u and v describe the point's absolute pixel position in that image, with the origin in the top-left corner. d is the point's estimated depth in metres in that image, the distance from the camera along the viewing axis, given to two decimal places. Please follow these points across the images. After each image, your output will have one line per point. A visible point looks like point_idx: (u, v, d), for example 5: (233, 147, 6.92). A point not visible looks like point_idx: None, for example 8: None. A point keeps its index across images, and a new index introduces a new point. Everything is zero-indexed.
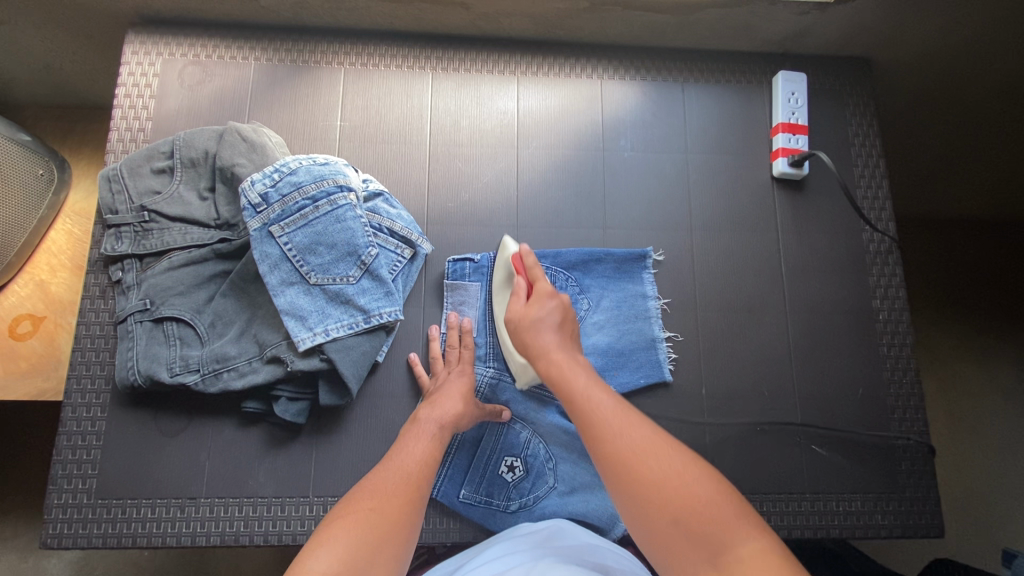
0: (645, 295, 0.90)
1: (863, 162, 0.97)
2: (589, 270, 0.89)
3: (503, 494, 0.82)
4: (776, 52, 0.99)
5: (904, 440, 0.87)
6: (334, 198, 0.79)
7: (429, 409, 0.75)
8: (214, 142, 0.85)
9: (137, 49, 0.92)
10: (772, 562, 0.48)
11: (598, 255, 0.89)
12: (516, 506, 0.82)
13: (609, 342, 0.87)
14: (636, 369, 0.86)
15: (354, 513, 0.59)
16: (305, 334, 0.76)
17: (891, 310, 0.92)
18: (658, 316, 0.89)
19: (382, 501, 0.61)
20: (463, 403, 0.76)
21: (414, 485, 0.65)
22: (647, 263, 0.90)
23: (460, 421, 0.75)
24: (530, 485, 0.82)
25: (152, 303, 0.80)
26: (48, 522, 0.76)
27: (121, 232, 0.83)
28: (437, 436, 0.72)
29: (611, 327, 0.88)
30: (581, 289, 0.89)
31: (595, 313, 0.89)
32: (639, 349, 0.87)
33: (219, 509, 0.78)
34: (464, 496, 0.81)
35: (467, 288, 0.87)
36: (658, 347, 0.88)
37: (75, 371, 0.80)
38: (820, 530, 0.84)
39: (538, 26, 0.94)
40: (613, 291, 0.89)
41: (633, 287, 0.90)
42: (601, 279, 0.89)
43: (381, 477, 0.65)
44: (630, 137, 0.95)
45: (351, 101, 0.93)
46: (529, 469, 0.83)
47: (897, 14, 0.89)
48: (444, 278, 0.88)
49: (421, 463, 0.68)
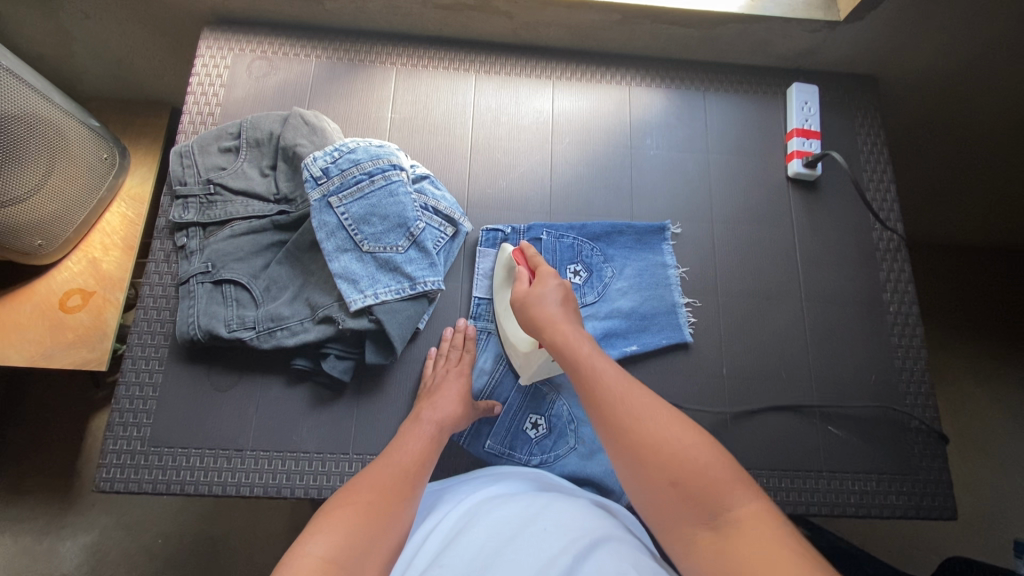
0: (665, 264, 0.96)
1: (872, 167, 1.04)
2: (612, 241, 0.97)
3: (526, 449, 0.87)
4: (790, 68, 1.09)
5: (917, 424, 0.91)
6: (388, 174, 0.87)
7: (431, 410, 0.78)
8: (279, 125, 0.93)
9: (211, 44, 1.02)
10: (763, 521, 0.51)
11: (620, 227, 0.97)
12: (536, 461, 0.86)
13: (632, 306, 0.94)
14: (659, 332, 0.92)
15: (351, 504, 0.61)
16: (356, 296, 0.82)
17: (901, 302, 0.97)
18: (677, 284, 0.96)
19: (379, 496, 0.63)
20: (460, 406, 0.79)
21: (411, 483, 0.67)
22: (665, 236, 0.98)
23: (455, 425, 0.79)
24: (552, 443, 0.87)
25: (214, 267, 0.86)
26: (102, 466, 0.80)
27: (187, 202, 0.90)
28: (435, 439, 0.75)
29: (634, 292, 0.95)
30: (605, 258, 0.96)
31: (618, 280, 0.96)
32: (660, 313, 0.94)
33: (264, 462, 0.82)
34: (489, 447, 0.86)
35: (497, 256, 0.94)
36: (678, 312, 0.94)
37: (138, 327, 0.86)
38: (837, 508, 0.87)
39: (573, 36, 1.03)
40: (635, 261, 0.96)
41: (653, 257, 0.97)
42: (624, 249, 0.97)
43: (381, 471, 0.67)
44: (656, 137, 1.03)
45: (402, 96, 1.01)
46: (552, 429, 0.88)
47: (901, 33, 0.98)
48: (477, 246, 0.95)
49: (420, 462, 0.71)
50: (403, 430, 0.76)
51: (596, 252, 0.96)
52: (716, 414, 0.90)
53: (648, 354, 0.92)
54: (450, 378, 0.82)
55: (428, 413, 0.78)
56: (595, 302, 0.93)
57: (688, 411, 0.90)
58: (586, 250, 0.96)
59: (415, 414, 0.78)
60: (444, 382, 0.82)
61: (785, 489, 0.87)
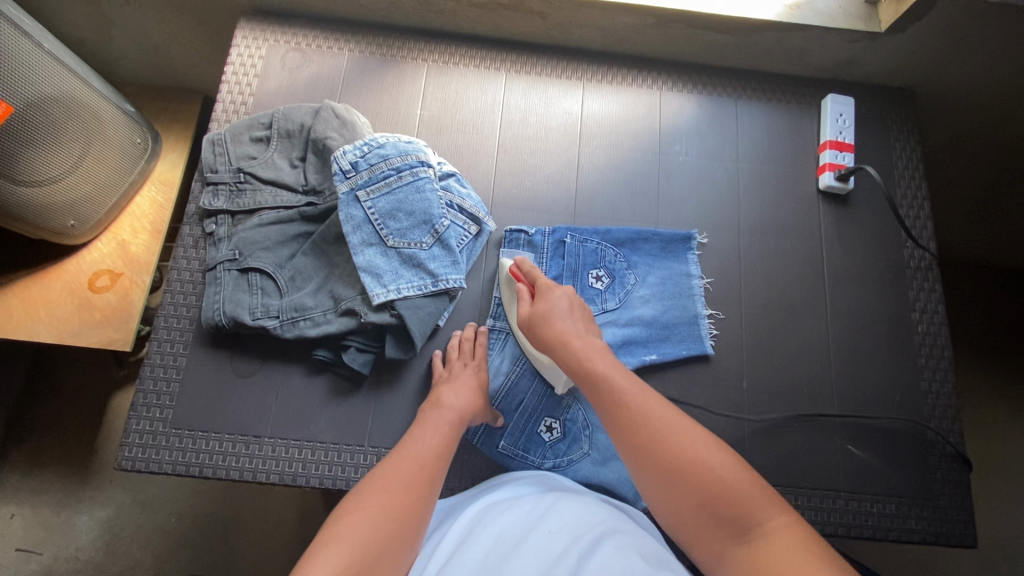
0: (689, 274, 0.96)
1: (906, 184, 1.02)
2: (637, 248, 0.96)
3: (539, 451, 0.86)
4: (826, 78, 1.07)
5: (940, 448, 0.89)
6: (416, 170, 0.87)
7: (450, 398, 0.78)
8: (310, 117, 0.94)
9: (247, 35, 1.03)
10: (794, 533, 0.53)
11: (646, 234, 0.96)
12: (549, 465, 0.86)
13: (654, 315, 0.93)
14: (679, 342, 0.92)
15: (364, 508, 0.61)
16: (379, 290, 0.83)
17: (930, 323, 0.95)
18: (700, 293, 0.95)
19: (392, 497, 0.63)
20: (477, 394, 0.80)
21: (426, 480, 0.67)
22: (692, 244, 0.97)
23: (473, 416, 0.79)
24: (565, 447, 0.87)
25: (240, 255, 0.87)
26: (125, 445, 0.82)
27: (217, 190, 0.91)
28: (453, 428, 0.76)
29: (656, 301, 0.94)
30: (629, 265, 0.95)
31: (640, 288, 0.95)
32: (681, 323, 0.93)
33: (280, 449, 0.83)
34: (502, 447, 0.85)
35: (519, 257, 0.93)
36: (700, 323, 0.93)
37: (165, 310, 0.88)
38: (854, 529, 0.85)
39: (606, 38, 1.02)
40: (659, 269, 0.96)
41: (678, 266, 0.96)
42: (648, 257, 0.96)
43: (395, 468, 0.67)
44: (685, 143, 1.02)
45: (432, 93, 1.02)
46: (566, 433, 0.88)
47: (944, 47, 0.96)
48: (500, 245, 0.95)
49: (435, 454, 0.71)
50: (421, 418, 0.77)
51: (620, 258, 0.95)
52: (733, 427, 0.89)
53: (667, 362, 0.91)
54: (468, 368, 0.84)
55: (448, 400, 0.78)
56: (616, 308, 0.93)
57: (706, 422, 0.88)
58: (609, 256, 0.95)
59: (434, 400, 0.79)
60: (461, 374, 0.83)
61: (802, 507, 0.85)
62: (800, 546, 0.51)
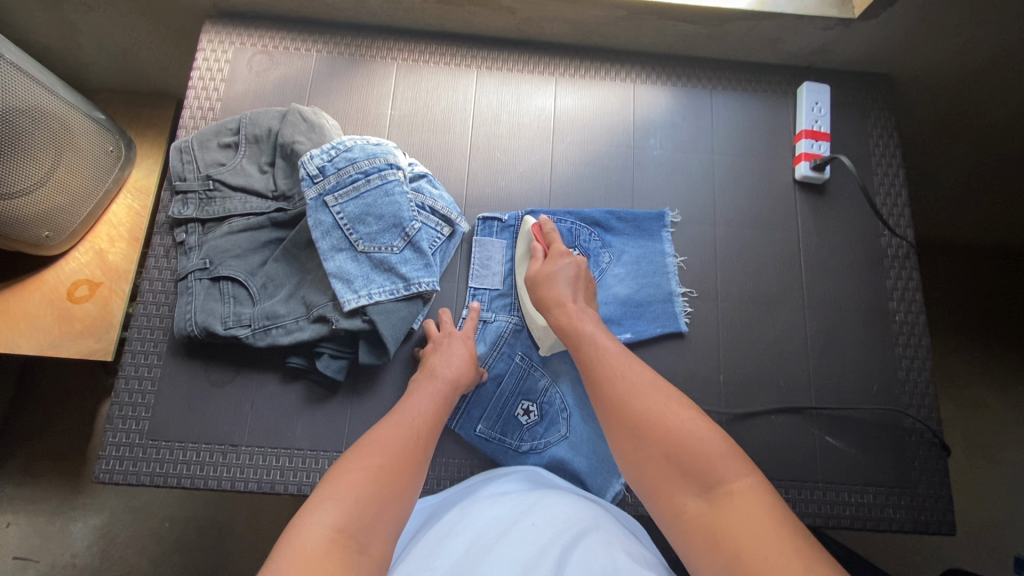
0: (665, 252, 0.95)
1: (883, 171, 1.01)
2: (609, 228, 0.95)
3: (516, 435, 0.86)
4: (801, 66, 1.05)
5: (917, 436, 0.89)
6: (385, 173, 0.87)
7: (445, 368, 0.79)
8: (278, 121, 0.93)
9: (212, 38, 1.01)
10: (756, 496, 0.51)
11: (619, 214, 0.95)
12: (527, 447, 0.86)
13: (628, 294, 0.93)
14: (654, 320, 0.91)
15: (360, 467, 0.61)
16: (350, 296, 0.82)
17: (907, 311, 0.95)
18: (675, 272, 0.95)
19: (389, 460, 0.63)
20: (469, 366, 0.81)
21: (421, 446, 0.67)
22: (665, 223, 0.96)
23: (465, 385, 0.80)
24: (543, 430, 0.87)
25: (211, 263, 0.87)
26: (102, 458, 0.82)
27: (187, 198, 0.90)
28: (447, 397, 0.76)
29: (631, 279, 0.94)
30: (604, 244, 0.95)
31: (615, 267, 0.95)
32: (656, 301, 0.93)
33: (258, 457, 0.83)
34: (480, 431, 0.86)
35: (493, 244, 0.94)
36: (674, 301, 0.93)
37: (137, 321, 0.87)
38: (832, 520, 0.85)
39: (577, 31, 1.01)
40: (633, 248, 0.95)
41: (651, 245, 0.95)
42: (622, 236, 0.95)
43: (390, 433, 0.67)
44: (659, 136, 1.01)
45: (402, 92, 1.00)
46: (544, 415, 0.88)
47: (917, 32, 0.95)
48: (472, 235, 0.94)
49: (430, 423, 0.71)
50: (416, 386, 0.77)
51: (594, 237, 0.95)
52: (712, 421, 0.89)
53: (645, 356, 0.91)
54: (462, 338, 0.85)
55: (442, 370, 0.79)
56: None
57: None
58: (584, 235, 0.94)
59: (428, 369, 0.79)
60: (452, 343, 0.84)
61: (780, 499, 0.86)
62: (760, 508, 0.50)
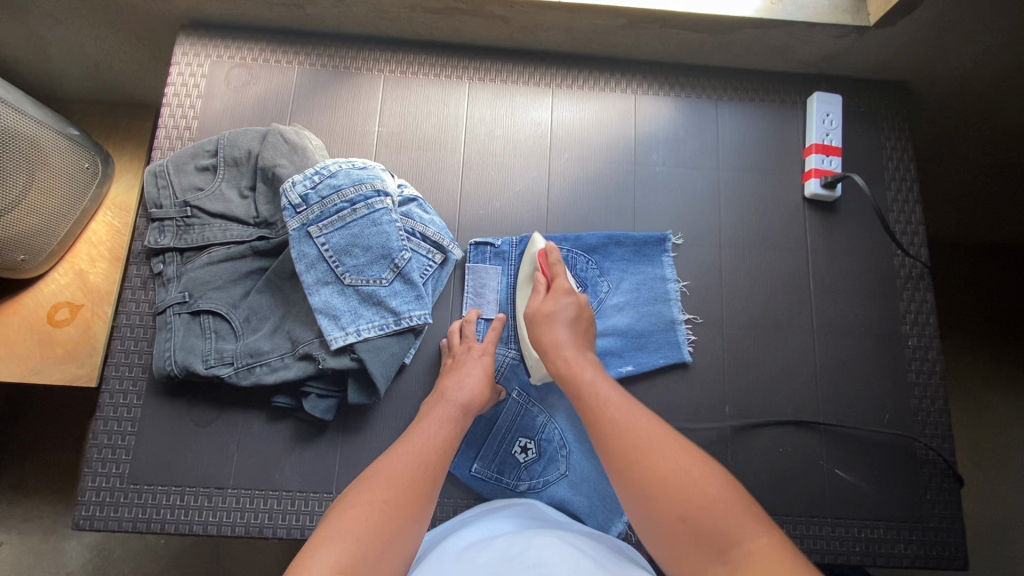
0: (665, 277, 0.91)
1: (897, 187, 0.96)
2: (609, 253, 0.91)
3: (513, 473, 0.83)
4: (812, 74, 1.00)
5: (929, 467, 0.86)
6: (371, 201, 0.82)
7: (456, 389, 0.75)
8: (258, 143, 0.87)
9: (187, 51, 0.95)
10: (777, 556, 0.48)
11: (618, 238, 0.91)
12: (525, 487, 0.83)
13: (629, 323, 0.89)
14: (655, 351, 0.88)
15: (364, 503, 0.57)
16: (337, 333, 0.78)
17: (920, 335, 0.91)
18: (678, 298, 0.91)
19: (396, 492, 0.59)
20: (484, 384, 0.77)
21: (431, 476, 0.63)
22: (667, 246, 0.92)
23: (480, 405, 0.76)
24: (542, 468, 0.84)
25: (191, 297, 0.82)
26: (81, 504, 0.78)
27: (164, 226, 0.86)
28: (458, 422, 0.72)
29: (631, 308, 0.90)
30: (602, 272, 0.90)
31: (614, 295, 0.90)
32: (658, 330, 0.89)
33: (245, 500, 0.79)
34: (476, 470, 0.83)
35: (487, 271, 0.89)
36: (677, 328, 0.89)
37: (115, 358, 0.83)
38: (841, 556, 0.82)
39: (574, 40, 0.95)
40: (633, 274, 0.91)
41: (652, 269, 0.91)
42: (621, 262, 0.91)
43: (398, 462, 0.63)
44: (662, 151, 0.96)
45: (390, 108, 0.95)
46: (542, 453, 0.84)
47: (936, 41, 0.89)
48: (466, 261, 0.90)
49: (440, 450, 0.67)
50: (425, 411, 0.73)
51: (592, 264, 0.90)
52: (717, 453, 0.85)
53: (648, 387, 0.87)
54: (473, 356, 0.80)
55: (453, 393, 0.75)
56: None
57: None
58: (581, 263, 0.90)
59: (440, 394, 0.75)
60: (466, 362, 0.79)
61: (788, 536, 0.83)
62: (784, 569, 0.47)
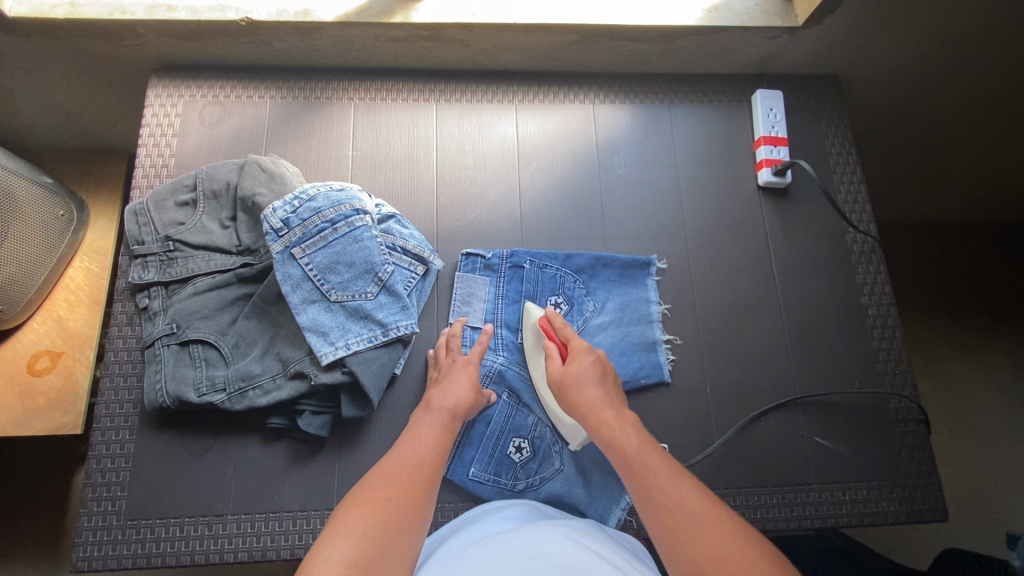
0: (648, 300, 0.95)
1: (841, 170, 1.04)
2: (597, 273, 0.95)
3: (511, 473, 0.85)
4: (754, 74, 1.08)
5: (901, 427, 0.91)
6: (351, 220, 0.85)
7: (443, 397, 0.77)
8: (236, 174, 0.90)
9: (160, 93, 0.98)
10: None
11: (606, 259, 0.95)
12: (522, 485, 0.85)
13: (612, 342, 0.92)
14: (639, 369, 0.90)
15: (367, 502, 0.59)
16: (327, 349, 0.80)
17: (879, 305, 0.97)
18: (659, 321, 0.94)
19: (396, 492, 0.61)
20: (470, 390, 0.79)
21: (428, 475, 0.66)
22: (651, 270, 0.96)
23: (467, 411, 0.78)
24: (537, 466, 0.86)
25: (178, 328, 0.84)
26: (78, 545, 0.77)
27: (147, 262, 0.87)
28: (448, 425, 0.74)
29: (614, 328, 0.93)
30: (588, 292, 0.94)
31: (599, 315, 0.93)
32: (640, 351, 0.91)
33: (246, 525, 0.79)
34: (473, 474, 0.85)
35: (475, 281, 0.93)
36: (658, 350, 0.92)
37: (104, 396, 0.83)
38: (830, 519, 0.86)
39: (532, 58, 1.01)
40: (618, 295, 0.94)
41: (637, 292, 0.95)
42: (607, 283, 0.95)
43: (395, 466, 0.65)
44: (624, 155, 1.02)
45: (362, 133, 0.99)
46: (536, 451, 0.87)
47: (859, 35, 0.98)
48: (454, 272, 0.94)
49: (434, 451, 0.70)
50: (415, 419, 0.75)
51: (579, 284, 0.94)
52: (703, 433, 0.89)
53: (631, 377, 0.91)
54: (458, 366, 0.82)
55: (440, 401, 0.77)
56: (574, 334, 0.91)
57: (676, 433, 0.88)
58: (570, 283, 0.93)
59: (426, 402, 0.77)
60: (452, 371, 0.82)
61: (776, 505, 0.86)
62: None
